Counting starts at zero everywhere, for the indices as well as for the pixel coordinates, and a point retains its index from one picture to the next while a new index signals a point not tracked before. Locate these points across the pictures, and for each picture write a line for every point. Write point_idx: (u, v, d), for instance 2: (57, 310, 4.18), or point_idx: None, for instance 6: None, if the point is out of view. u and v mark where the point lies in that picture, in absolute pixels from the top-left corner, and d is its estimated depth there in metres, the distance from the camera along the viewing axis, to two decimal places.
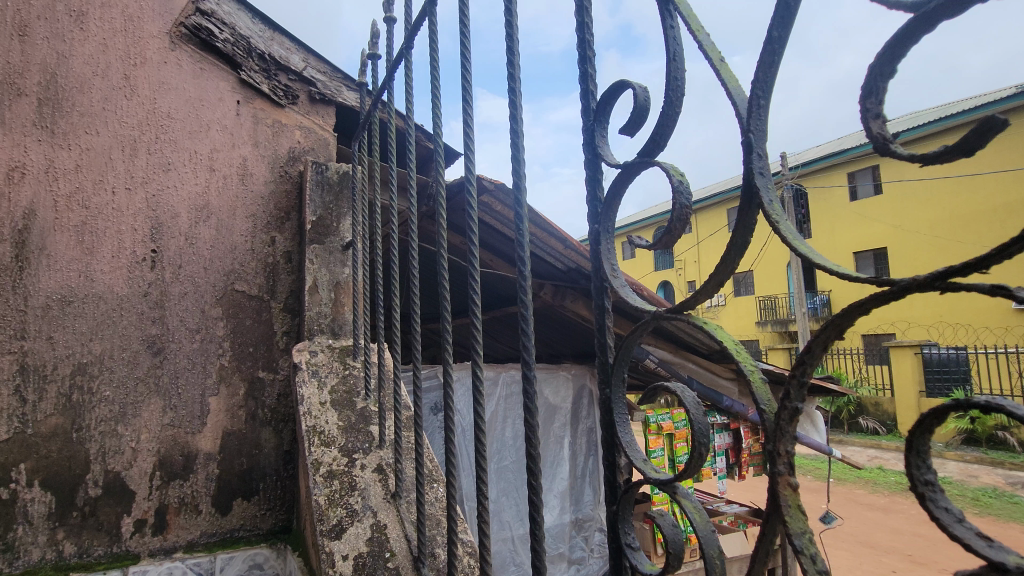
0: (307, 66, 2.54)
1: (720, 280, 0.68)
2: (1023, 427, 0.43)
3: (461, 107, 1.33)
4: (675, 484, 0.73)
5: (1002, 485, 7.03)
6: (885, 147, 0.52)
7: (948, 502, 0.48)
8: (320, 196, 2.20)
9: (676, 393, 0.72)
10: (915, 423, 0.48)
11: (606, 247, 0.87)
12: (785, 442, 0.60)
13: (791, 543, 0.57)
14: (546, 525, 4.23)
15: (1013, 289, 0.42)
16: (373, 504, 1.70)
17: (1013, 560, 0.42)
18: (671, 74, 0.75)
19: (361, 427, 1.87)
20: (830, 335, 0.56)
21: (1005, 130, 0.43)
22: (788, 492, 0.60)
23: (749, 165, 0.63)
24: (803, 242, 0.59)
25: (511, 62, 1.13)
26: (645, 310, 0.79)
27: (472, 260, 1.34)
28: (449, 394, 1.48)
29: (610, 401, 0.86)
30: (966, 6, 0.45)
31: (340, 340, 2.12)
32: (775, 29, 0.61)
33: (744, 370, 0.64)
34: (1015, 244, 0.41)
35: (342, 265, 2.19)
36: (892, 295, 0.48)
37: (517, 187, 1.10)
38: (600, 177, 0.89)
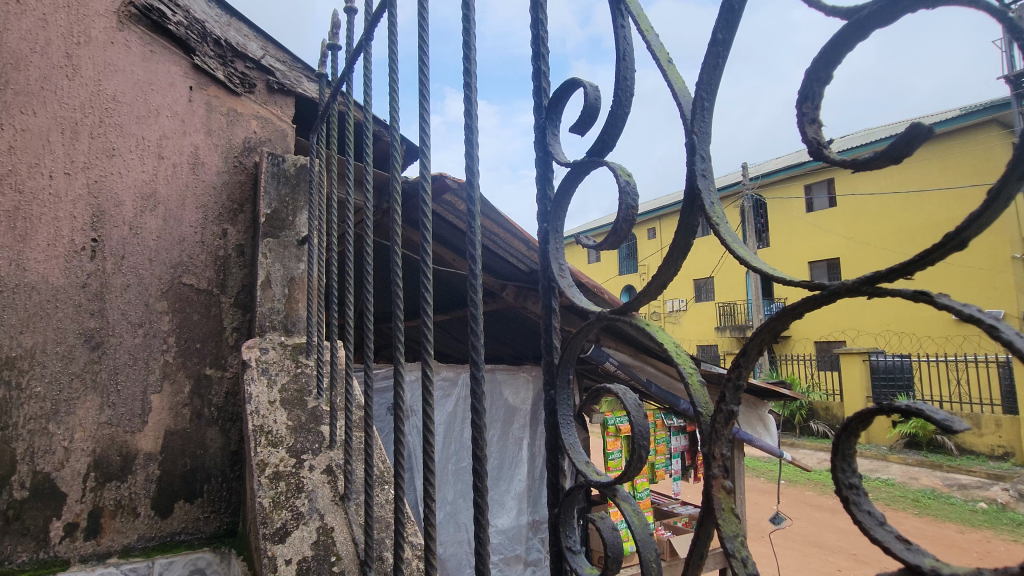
0: (266, 55, 2.48)
1: (663, 282, 0.68)
2: (943, 432, 0.43)
3: (419, 103, 1.31)
4: (615, 486, 0.73)
5: (940, 487, 7.39)
6: (820, 152, 0.53)
7: (870, 505, 0.49)
8: (275, 188, 2.13)
9: (617, 394, 0.72)
10: (841, 426, 0.49)
11: (554, 247, 0.86)
12: (720, 445, 0.60)
13: (722, 546, 0.57)
14: (503, 527, 4.21)
15: (933, 295, 0.42)
16: (321, 506, 1.65)
17: (930, 562, 0.43)
18: (621, 74, 0.75)
19: (311, 427, 1.81)
20: (764, 339, 0.56)
21: (931, 138, 0.44)
22: (723, 496, 0.59)
23: (692, 167, 0.63)
24: (743, 245, 0.59)
25: (467, 59, 1.11)
26: (591, 310, 0.78)
27: (425, 255, 1.31)
28: (400, 393, 1.45)
29: (555, 402, 0.85)
30: (897, 17, 0.46)
31: (292, 337, 2.05)
32: (719, 32, 0.61)
33: (684, 372, 0.64)
34: (937, 250, 0.42)
35: (297, 260, 2.12)
36: (823, 299, 0.48)
37: (470, 184, 1.08)
38: (551, 176, 0.88)
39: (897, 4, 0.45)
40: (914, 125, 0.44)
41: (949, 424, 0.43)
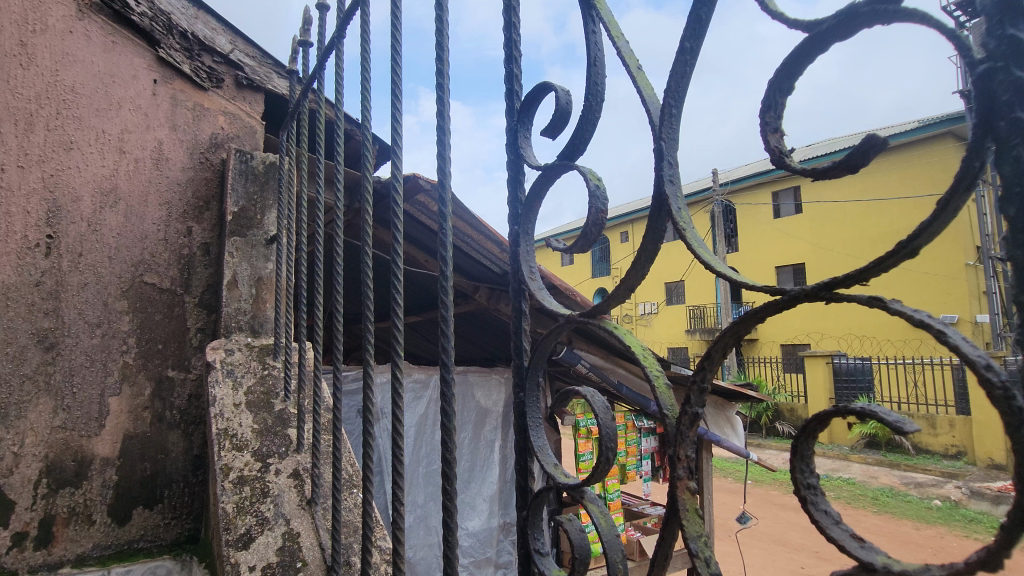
0: (234, 49, 2.42)
1: (630, 287, 0.69)
2: (898, 436, 0.45)
3: (391, 103, 1.30)
4: (583, 489, 0.73)
5: (898, 486, 7.66)
6: (781, 161, 0.54)
7: (827, 505, 0.50)
8: (243, 186, 2.08)
9: (585, 397, 0.73)
10: (800, 428, 0.50)
11: (524, 249, 0.86)
12: (685, 446, 0.61)
13: (687, 546, 0.58)
14: (474, 530, 4.19)
15: (886, 301, 0.44)
16: (286, 511, 1.62)
17: (880, 560, 0.44)
18: (592, 79, 0.76)
19: (278, 431, 1.78)
20: (728, 342, 0.57)
21: (886, 149, 0.45)
22: (686, 496, 0.60)
23: (660, 173, 0.64)
24: (708, 250, 0.61)
25: (440, 59, 1.10)
26: (560, 313, 0.79)
27: (396, 255, 1.30)
28: (370, 395, 1.43)
29: (524, 405, 0.85)
30: (854, 31, 0.48)
31: (259, 338, 2.01)
32: (687, 41, 0.62)
33: (650, 375, 0.65)
34: (891, 257, 0.43)
35: (265, 260, 2.07)
36: (783, 304, 0.50)
37: (442, 184, 1.07)
38: (522, 179, 0.89)
39: (854, 18, 0.46)
40: (870, 136, 0.45)
41: (899, 425, 0.45)
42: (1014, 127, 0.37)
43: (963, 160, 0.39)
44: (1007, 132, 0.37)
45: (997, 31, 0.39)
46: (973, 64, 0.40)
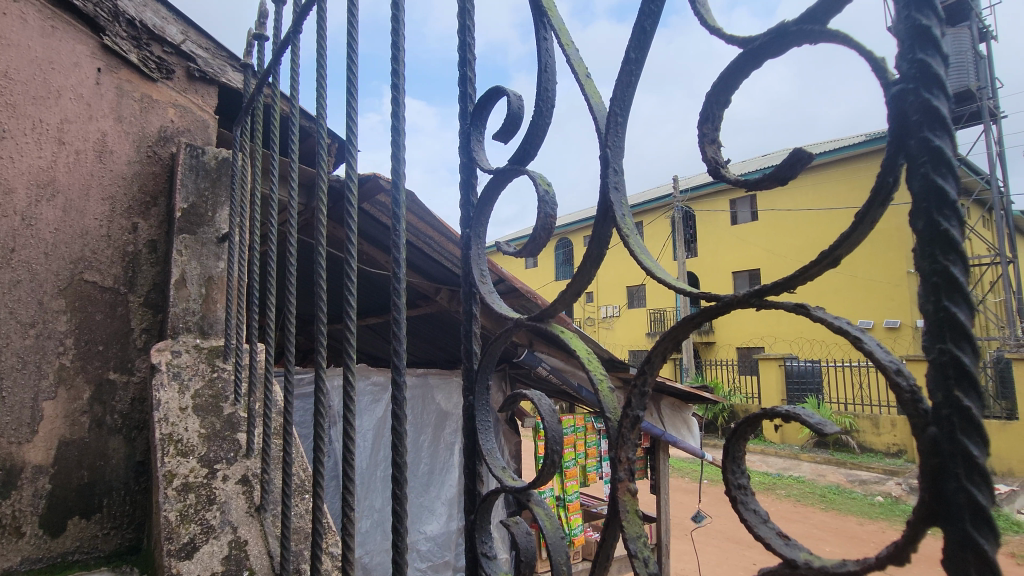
0: (186, 40, 2.33)
1: (576, 292, 0.70)
2: (819, 436, 0.47)
3: (347, 101, 1.28)
4: (530, 492, 0.74)
5: (844, 483, 7.99)
6: (718, 171, 0.56)
7: (756, 505, 0.52)
8: (193, 181, 2.01)
9: (532, 400, 0.74)
10: (731, 431, 0.52)
11: (476, 252, 0.86)
12: (627, 449, 0.62)
13: (626, 548, 0.59)
14: (432, 533, 4.15)
15: (809, 308, 0.46)
16: (234, 518, 1.58)
17: (802, 557, 0.46)
18: (542, 86, 0.77)
19: (227, 435, 1.73)
20: (667, 345, 0.59)
21: (811, 164, 0.47)
22: (627, 498, 0.62)
23: (605, 180, 0.65)
24: (650, 257, 0.62)
25: (395, 59, 1.09)
26: (509, 316, 0.80)
27: (349, 254, 1.28)
28: (322, 398, 1.40)
29: (474, 408, 0.85)
30: (783, 49, 0.50)
31: (209, 340, 1.93)
32: (632, 51, 0.64)
33: (593, 378, 0.66)
34: (814, 265, 0.45)
35: (216, 258, 2.00)
36: (718, 310, 0.51)
37: (397, 184, 1.06)
38: (475, 182, 0.89)
39: (784, 37, 0.48)
40: (796, 150, 0.47)
41: (819, 427, 0.47)
42: (923, 146, 0.40)
43: (879, 175, 0.42)
44: (915, 151, 0.40)
45: (910, 55, 0.41)
46: (889, 85, 0.42)
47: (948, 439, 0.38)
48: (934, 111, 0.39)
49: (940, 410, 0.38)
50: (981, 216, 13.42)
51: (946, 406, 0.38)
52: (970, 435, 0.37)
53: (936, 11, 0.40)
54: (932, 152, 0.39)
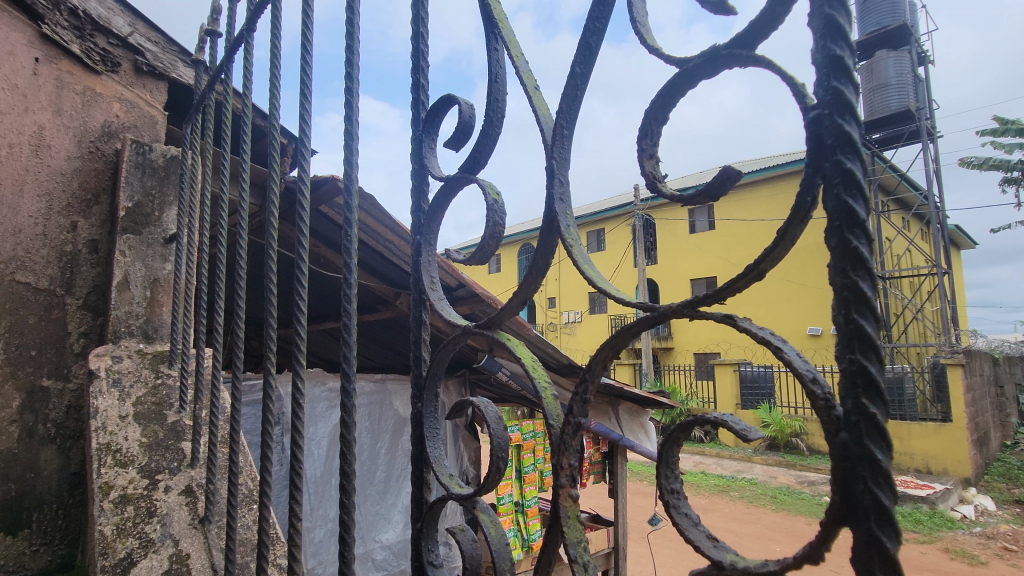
0: (134, 32, 2.24)
1: (522, 301, 0.72)
2: (743, 441, 0.50)
3: (301, 102, 1.26)
4: (475, 498, 0.74)
5: (794, 484, 8.26)
6: (656, 185, 0.58)
7: (687, 509, 0.54)
8: (139, 179, 1.93)
9: (479, 408, 0.75)
10: (665, 437, 0.54)
11: (425, 259, 0.86)
12: (569, 455, 0.63)
13: (567, 554, 0.60)
14: (388, 542, 4.08)
15: (735, 318, 0.48)
16: (175, 531, 1.55)
17: (729, 558, 0.48)
18: (492, 96, 0.79)
19: (170, 444, 1.67)
20: (607, 354, 0.61)
21: (739, 181, 0.50)
22: (568, 505, 0.63)
23: (551, 192, 0.67)
24: (592, 266, 0.64)
25: (349, 61, 1.08)
26: (458, 324, 0.80)
27: (300, 256, 1.25)
28: (268, 406, 1.36)
29: (422, 415, 0.84)
30: (716, 71, 0.52)
31: (153, 344, 1.85)
32: (578, 65, 0.66)
33: (538, 386, 0.67)
34: (742, 278, 0.48)
35: (162, 260, 1.92)
36: (653, 320, 0.54)
37: (349, 188, 1.05)
38: (426, 189, 0.89)
39: (717, 59, 0.51)
40: (725, 168, 0.49)
41: (745, 432, 0.50)
42: (836, 168, 0.42)
43: (800, 194, 0.44)
44: (830, 172, 0.43)
45: (825, 82, 0.43)
46: (809, 109, 0.45)
47: (857, 444, 0.40)
48: (845, 136, 0.42)
49: (851, 416, 0.40)
50: (920, 228, 14.18)
51: (854, 412, 0.40)
52: (875, 440, 0.40)
53: (848, 43, 0.43)
54: (843, 175, 0.42)
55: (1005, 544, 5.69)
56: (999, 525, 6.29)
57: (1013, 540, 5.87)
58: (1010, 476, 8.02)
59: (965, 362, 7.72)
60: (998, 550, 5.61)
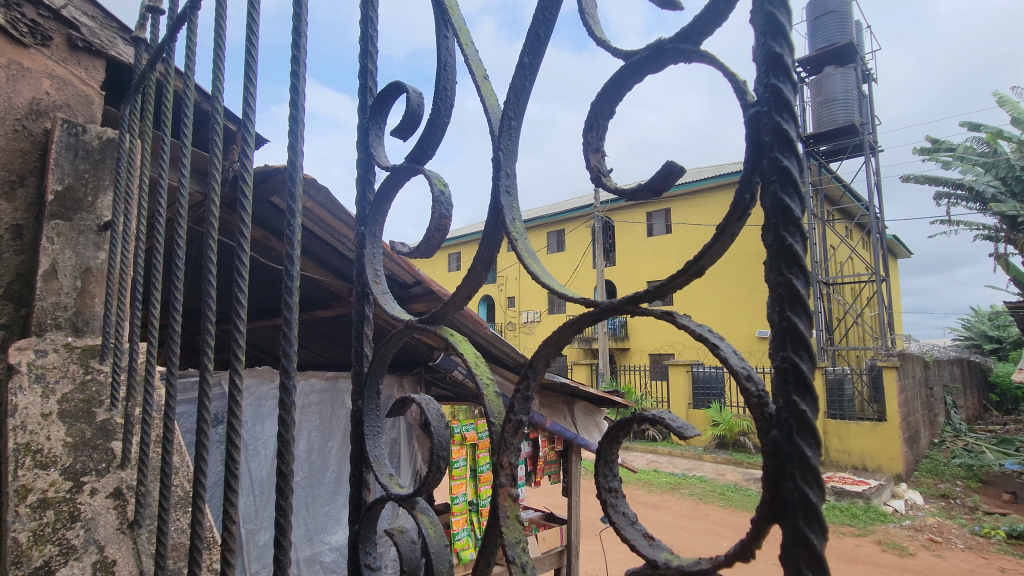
0: (68, 4, 2.09)
1: (467, 295, 0.70)
2: (680, 441, 0.50)
3: (245, 86, 1.20)
4: (414, 499, 0.72)
5: (741, 482, 8.53)
6: (599, 179, 0.58)
7: (625, 507, 0.54)
8: (71, 162, 1.80)
9: (420, 405, 0.73)
10: (604, 436, 0.53)
11: (370, 250, 0.83)
12: (509, 454, 0.62)
13: (505, 555, 0.59)
14: (337, 543, 3.98)
15: (674, 315, 0.48)
16: (100, 536, 1.46)
17: (663, 557, 0.48)
18: (440, 85, 0.78)
19: (99, 444, 1.57)
20: (549, 351, 0.60)
21: (680, 178, 0.50)
22: (508, 504, 0.61)
23: (497, 183, 0.66)
24: (536, 261, 0.64)
25: (296, 44, 1.04)
26: (401, 318, 0.78)
27: (242, 240, 1.20)
28: (204, 404, 1.30)
29: (362, 413, 0.81)
30: (661, 64, 0.53)
31: (83, 338, 1.74)
32: (527, 56, 0.65)
33: (481, 383, 0.66)
34: (681, 276, 0.48)
35: (96, 249, 1.81)
36: (594, 316, 0.53)
37: (292, 176, 1.01)
38: (372, 178, 0.86)
39: (661, 53, 0.51)
40: (668, 166, 0.49)
41: (682, 430, 0.50)
42: (774, 166, 0.43)
43: (738, 190, 0.44)
44: (766, 170, 0.43)
45: (764, 80, 0.44)
46: (748, 107, 0.45)
47: (786, 441, 0.40)
48: (782, 134, 0.42)
49: (781, 413, 0.41)
50: (862, 237, 14.93)
51: (785, 409, 0.40)
52: (804, 438, 0.40)
53: (788, 42, 0.44)
54: (780, 171, 0.42)
55: (930, 537, 6.06)
56: (926, 518, 6.68)
57: (938, 533, 6.25)
58: (936, 472, 8.55)
59: (899, 365, 8.15)
60: (925, 542, 5.97)
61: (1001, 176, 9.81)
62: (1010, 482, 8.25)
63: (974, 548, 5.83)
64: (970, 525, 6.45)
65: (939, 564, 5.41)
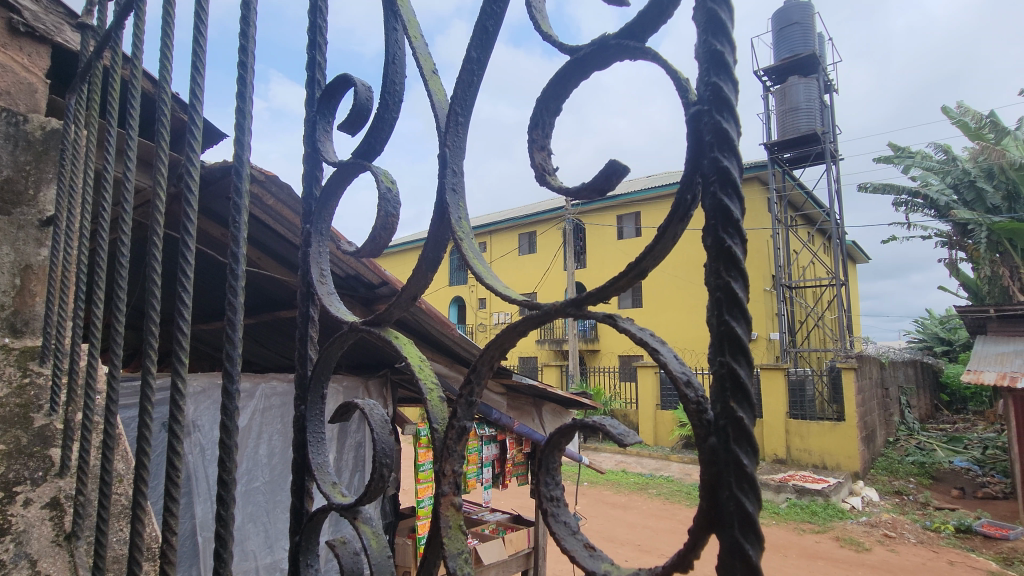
0: None
1: (414, 296, 0.69)
2: (620, 448, 0.50)
3: (192, 76, 1.15)
4: (357, 509, 0.70)
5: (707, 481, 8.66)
6: (544, 176, 0.60)
7: (566, 516, 0.53)
8: (8, 153, 1.63)
9: (365, 410, 0.71)
10: (546, 441, 0.53)
11: (316, 248, 0.81)
12: (452, 461, 0.60)
13: (446, 568, 0.57)
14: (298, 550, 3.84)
15: (615, 318, 0.47)
16: (32, 550, 1.37)
17: (602, 567, 0.47)
18: (390, 78, 0.77)
19: (36, 451, 1.49)
20: (494, 354, 0.59)
21: (621, 178, 0.51)
22: (450, 513, 0.59)
23: (443, 179, 0.67)
24: (481, 262, 0.64)
25: (245, 33, 1.00)
26: (346, 320, 0.76)
27: (186, 233, 1.14)
28: (146, 410, 1.23)
29: (305, 419, 0.78)
30: (603, 65, 0.54)
31: (22, 340, 1.61)
32: (474, 52, 0.67)
33: (424, 388, 0.65)
34: (622, 278, 0.48)
35: (38, 246, 1.67)
36: (536, 318, 0.53)
37: (238, 169, 0.97)
38: (319, 174, 0.84)
39: (605, 51, 0.53)
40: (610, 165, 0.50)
41: (622, 436, 0.50)
42: (714, 166, 0.43)
43: (679, 192, 0.45)
44: (707, 170, 0.43)
45: (707, 79, 0.44)
46: (689, 106, 0.45)
47: (724, 449, 0.40)
48: (722, 135, 0.43)
49: (718, 420, 0.40)
50: (823, 243, 15.41)
51: (722, 417, 0.40)
52: (741, 446, 0.40)
53: (728, 41, 0.44)
54: (720, 173, 0.42)
55: (885, 532, 6.27)
56: (881, 514, 6.90)
57: (891, 528, 6.47)
58: (891, 469, 8.85)
59: (857, 366, 8.43)
60: (880, 537, 6.17)
61: (953, 184, 10.24)
62: (960, 479, 8.62)
63: (925, 543, 6.06)
64: (922, 520, 6.69)
65: (893, 558, 5.59)
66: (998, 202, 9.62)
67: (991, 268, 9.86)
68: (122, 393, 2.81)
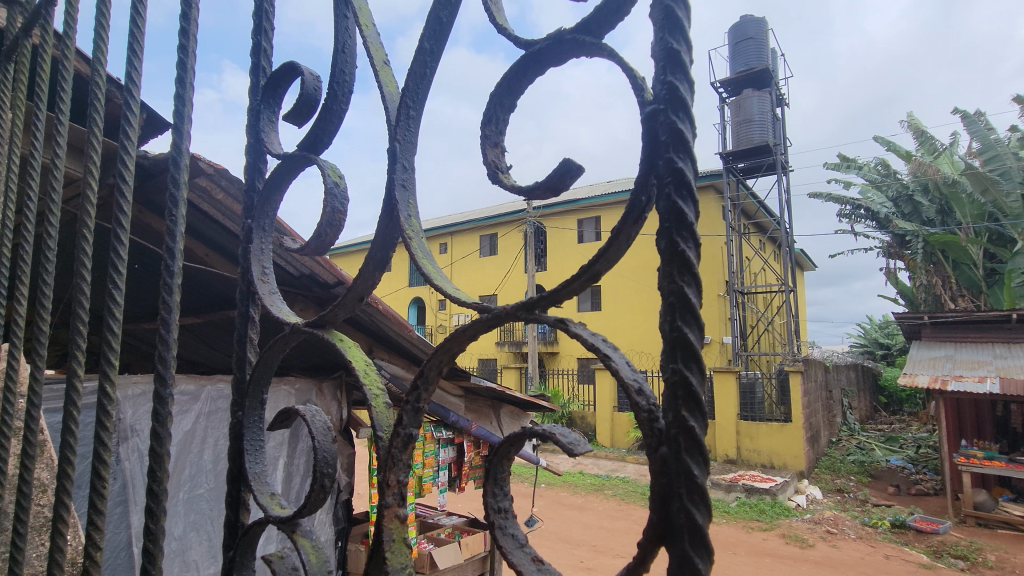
0: None
1: (360, 295, 0.67)
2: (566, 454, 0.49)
3: (128, 58, 1.08)
4: (296, 523, 0.66)
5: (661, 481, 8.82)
6: (495, 174, 0.61)
7: (514, 528, 0.52)
8: None
9: (307, 416, 0.68)
10: (495, 449, 0.51)
11: (257, 243, 0.78)
12: (397, 471, 0.58)
13: None
14: None
15: (568, 323, 0.45)
16: None
17: None
18: (341, 68, 0.76)
19: None
20: (443, 358, 0.57)
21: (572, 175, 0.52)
22: (393, 526, 0.57)
23: (393, 174, 0.66)
24: (432, 263, 0.63)
25: (186, 16, 0.94)
26: (288, 320, 0.72)
27: (120, 225, 1.07)
28: (74, 416, 1.14)
29: (242, 425, 0.74)
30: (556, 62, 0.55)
31: None
32: (427, 42, 0.67)
33: (369, 393, 0.62)
34: (574, 281, 0.47)
35: None
36: (487, 321, 0.52)
37: (176, 157, 0.91)
38: (263, 166, 0.81)
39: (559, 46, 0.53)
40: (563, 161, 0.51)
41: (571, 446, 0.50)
42: (669, 168, 0.43)
43: (634, 193, 0.44)
44: (663, 171, 0.43)
45: (663, 78, 0.44)
46: (647, 104, 0.45)
47: (674, 458, 0.39)
48: (677, 135, 0.43)
49: (671, 429, 0.40)
50: (773, 251, 15.99)
51: (675, 425, 0.39)
52: (692, 455, 0.39)
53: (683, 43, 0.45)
54: (675, 174, 0.42)
55: (828, 528, 6.54)
56: (824, 512, 7.19)
57: (833, 524, 6.75)
58: (833, 468, 9.24)
59: (804, 370, 8.77)
60: (823, 533, 6.42)
61: (894, 197, 10.81)
62: (895, 476, 9.08)
63: (864, 538, 6.35)
64: (861, 517, 7.02)
65: (835, 553, 5.83)
66: (932, 215, 10.22)
67: (926, 278, 10.45)
68: (48, 396, 2.61)
